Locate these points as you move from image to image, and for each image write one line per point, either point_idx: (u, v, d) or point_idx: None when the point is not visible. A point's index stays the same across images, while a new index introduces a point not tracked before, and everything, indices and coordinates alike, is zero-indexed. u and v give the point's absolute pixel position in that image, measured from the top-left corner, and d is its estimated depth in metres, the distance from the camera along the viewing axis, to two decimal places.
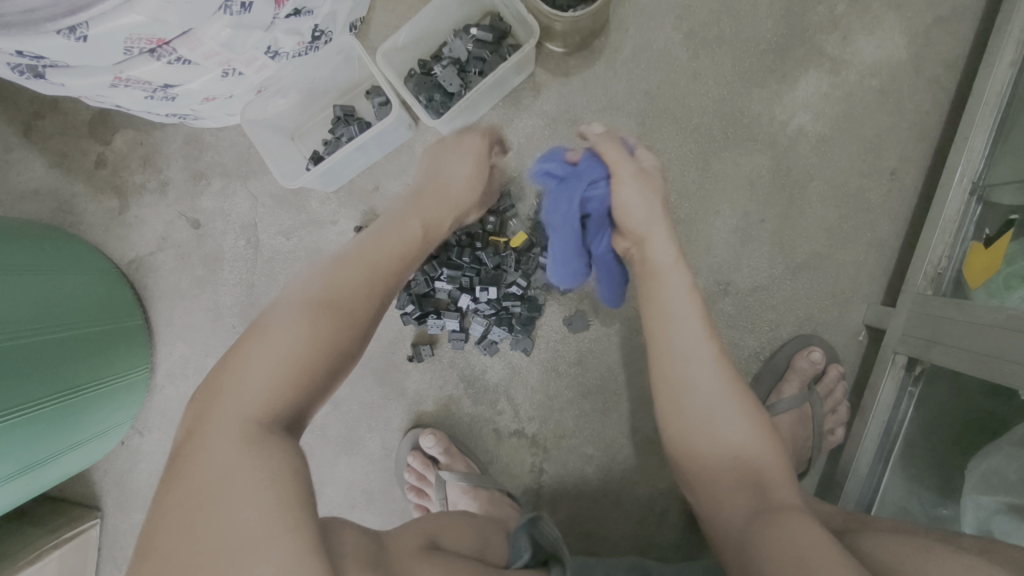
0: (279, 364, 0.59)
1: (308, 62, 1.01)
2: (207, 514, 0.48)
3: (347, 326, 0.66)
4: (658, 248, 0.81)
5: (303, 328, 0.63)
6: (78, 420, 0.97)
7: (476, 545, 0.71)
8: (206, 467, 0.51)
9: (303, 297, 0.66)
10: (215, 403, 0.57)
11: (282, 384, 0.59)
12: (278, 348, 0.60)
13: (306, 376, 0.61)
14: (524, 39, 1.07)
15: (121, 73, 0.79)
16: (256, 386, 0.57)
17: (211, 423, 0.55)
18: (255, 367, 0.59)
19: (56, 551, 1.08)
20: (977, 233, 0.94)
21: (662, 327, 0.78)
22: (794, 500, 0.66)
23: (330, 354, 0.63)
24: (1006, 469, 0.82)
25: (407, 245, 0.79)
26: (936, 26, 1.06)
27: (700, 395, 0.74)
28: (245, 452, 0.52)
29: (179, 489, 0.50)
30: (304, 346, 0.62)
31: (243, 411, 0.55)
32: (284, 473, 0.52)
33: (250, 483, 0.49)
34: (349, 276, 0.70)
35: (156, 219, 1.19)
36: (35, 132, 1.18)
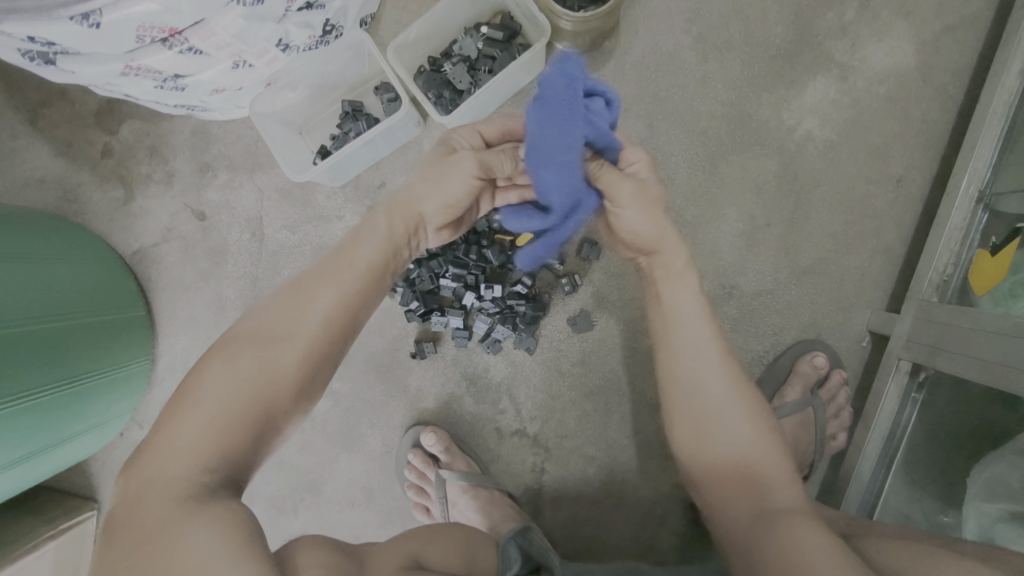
0: (214, 412, 0.56)
1: (318, 56, 1.01)
2: (154, 551, 0.47)
3: (294, 365, 0.61)
4: (671, 256, 0.78)
5: (242, 371, 0.59)
6: (78, 410, 0.97)
7: (464, 561, 0.70)
8: (149, 511, 0.50)
9: (253, 337, 0.62)
10: (156, 447, 0.54)
11: (219, 432, 0.55)
12: (217, 393, 0.57)
13: (246, 421, 0.57)
14: (534, 38, 1.07)
15: (132, 62, 0.79)
16: (190, 434, 0.54)
17: (151, 470, 0.53)
18: (190, 416, 0.55)
19: (52, 542, 1.07)
20: (983, 240, 0.94)
21: (671, 327, 0.77)
22: (798, 505, 0.66)
23: (274, 396, 0.59)
24: (1009, 477, 0.82)
25: (379, 258, 0.70)
26: (945, 34, 1.06)
27: (711, 401, 0.73)
28: (188, 500, 0.51)
29: (126, 531, 0.50)
30: (244, 392, 0.57)
31: (182, 459, 0.53)
32: (233, 514, 0.51)
33: (190, 526, 0.48)
34: (305, 308, 0.64)
35: (161, 210, 1.18)
36: (41, 121, 1.18)
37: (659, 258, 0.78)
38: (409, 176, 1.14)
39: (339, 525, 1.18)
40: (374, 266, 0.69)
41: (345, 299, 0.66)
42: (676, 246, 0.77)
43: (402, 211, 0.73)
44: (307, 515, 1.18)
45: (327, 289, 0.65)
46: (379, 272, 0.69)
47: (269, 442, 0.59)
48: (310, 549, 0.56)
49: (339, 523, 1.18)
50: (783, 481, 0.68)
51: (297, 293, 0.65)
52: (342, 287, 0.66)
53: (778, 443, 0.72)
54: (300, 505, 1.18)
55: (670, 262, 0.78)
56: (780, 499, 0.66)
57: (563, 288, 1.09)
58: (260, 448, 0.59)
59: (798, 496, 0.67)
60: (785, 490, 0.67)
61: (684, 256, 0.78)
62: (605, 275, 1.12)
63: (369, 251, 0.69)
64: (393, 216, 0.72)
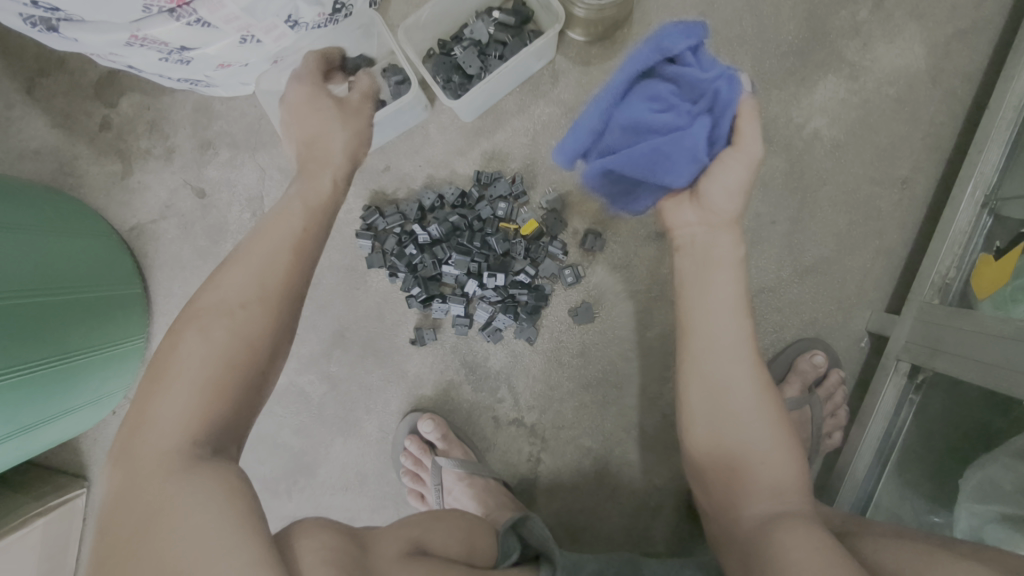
0: (199, 380, 0.57)
1: (326, 35, 0.99)
2: (155, 525, 0.48)
3: (265, 323, 0.62)
4: (724, 240, 0.77)
5: (215, 338, 0.59)
6: (70, 387, 0.95)
7: (463, 548, 0.70)
8: (148, 491, 0.50)
9: (215, 298, 0.62)
10: (141, 429, 0.55)
11: (204, 400, 0.56)
12: (196, 360, 0.58)
13: (229, 385, 0.58)
14: (546, 26, 1.06)
15: (138, 32, 0.76)
16: (179, 405, 0.55)
17: (145, 446, 0.53)
18: (174, 385, 0.56)
19: (40, 519, 1.06)
20: (986, 245, 0.95)
21: (709, 321, 0.75)
22: (801, 509, 0.66)
23: (252, 358, 0.60)
24: (1001, 479, 0.83)
25: (320, 206, 0.74)
26: (956, 38, 1.07)
27: (738, 404, 0.72)
28: (182, 474, 0.51)
29: (127, 513, 0.49)
30: (219, 357, 0.59)
31: (176, 433, 0.54)
32: (228, 483, 0.51)
33: (190, 501, 0.49)
34: (265, 262, 0.65)
35: (160, 185, 1.16)
36: (38, 90, 1.15)
37: (713, 237, 0.78)
38: (415, 160, 1.13)
39: (333, 509, 1.17)
40: (315, 221, 0.72)
41: (300, 249, 0.68)
42: (727, 223, 0.78)
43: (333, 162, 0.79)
44: (300, 499, 1.18)
45: (280, 242, 0.67)
46: (321, 220, 0.73)
47: (250, 403, 0.61)
48: (314, 532, 0.56)
49: (333, 507, 1.17)
50: (790, 485, 0.68)
51: (251, 248, 0.66)
52: (295, 241, 0.69)
53: (793, 449, 0.72)
54: (294, 488, 1.18)
55: (724, 247, 0.77)
56: (785, 503, 0.67)
57: (564, 279, 1.08)
58: (243, 418, 0.60)
59: (802, 499, 0.67)
60: (794, 494, 0.68)
61: (734, 252, 0.78)
62: (608, 268, 1.11)
63: (311, 203, 0.73)
64: (330, 172, 0.78)
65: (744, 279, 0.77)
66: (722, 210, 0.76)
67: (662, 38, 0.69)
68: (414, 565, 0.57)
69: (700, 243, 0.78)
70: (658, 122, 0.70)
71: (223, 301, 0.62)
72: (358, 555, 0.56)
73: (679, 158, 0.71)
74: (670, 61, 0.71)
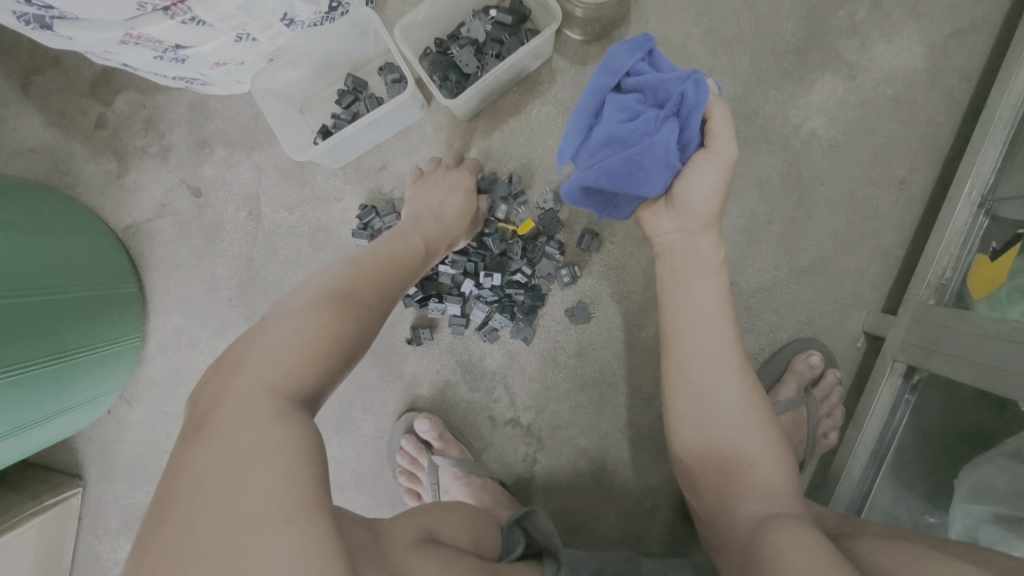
0: (313, 343, 0.60)
1: (322, 33, 0.99)
2: (239, 470, 0.47)
3: (375, 327, 0.69)
4: (705, 244, 0.80)
5: (321, 318, 0.63)
6: (66, 386, 0.95)
7: (472, 539, 0.70)
8: (230, 439, 0.49)
9: (343, 292, 0.68)
10: (236, 378, 0.56)
11: (301, 367, 0.59)
12: (315, 329, 0.62)
13: (330, 362, 0.62)
14: (544, 25, 1.06)
15: (132, 30, 0.76)
16: (288, 358, 0.58)
17: (245, 384, 0.55)
18: (286, 343, 0.59)
19: (34, 519, 1.06)
20: (983, 246, 0.95)
21: (693, 326, 0.78)
22: (794, 509, 0.66)
23: (341, 355, 0.63)
24: (995, 480, 0.82)
25: (412, 258, 0.83)
26: (954, 38, 1.06)
27: (723, 407, 0.74)
28: (275, 419, 0.51)
29: (217, 439, 0.50)
30: (321, 339, 0.61)
31: (277, 379, 0.56)
32: (308, 447, 0.51)
33: (271, 453, 0.48)
34: (385, 277, 0.75)
35: (156, 184, 1.16)
36: (34, 88, 1.15)
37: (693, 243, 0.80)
38: (412, 159, 1.12)
39: None
40: (405, 260, 0.82)
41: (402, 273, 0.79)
42: (709, 228, 0.80)
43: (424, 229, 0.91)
44: None
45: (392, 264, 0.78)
46: (410, 264, 0.82)
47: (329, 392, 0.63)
48: (343, 517, 0.56)
49: None
50: (782, 486, 0.69)
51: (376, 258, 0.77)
52: (401, 264, 0.80)
53: (784, 451, 0.73)
54: None
55: (705, 252, 0.80)
56: (777, 503, 0.67)
57: (561, 279, 1.08)
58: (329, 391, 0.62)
59: (794, 501, 0.68)
60: (784, 494, 0.68)
61: (716, 255, 0.80)
62: (605, 267, 1.11)
63: (401, 248, 0.83)
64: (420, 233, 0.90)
65: (726, 283, 0.80)
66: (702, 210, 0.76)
67: (615, 58, 0.72)
68: (429, 553, 0.57)
69: (682, 247, 0.81)
70: (625, 131, 0.69)
71: (318, 291, 0.67)
72: (372, 542, 0.56)
73: (652, 166, 0.70)
74: (628, 75, 0.73)
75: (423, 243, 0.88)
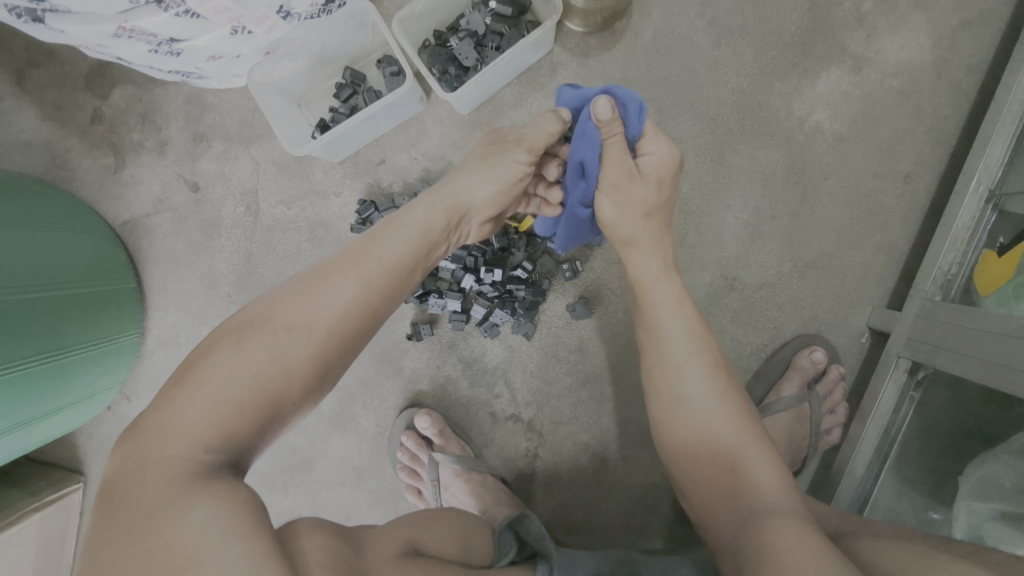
0: (221, 399, 0.54)
1: (319, 25, 0.97)
2: (152, 523, 0.45)
3: (306, 354, 0.59)
4: (640, 260, 0.80)
5: (260, 353, 0.57)
6: (64, 383, 0.95)
7: (460, 548, 0.69)
8: (147, 488, 0.48)
9: (269, 319, 0.60)
10: (154, 428, 0.52)
11: (224, 418, 0.53)
12: (225, 380, 0.55)
13: (247, 411, 0.54)
14: (544, 17, 1.05)
15: (126, 23, 0.74)
16: (193, 415, 0.53)
17: (153, 448, 0.51)
18: (195, 396, 0.54)
19: (35, 515, 1.05)
20: (990, 241, 0.93)
21: (657, 341, 0.78)
22: (791, 507, 0.64)
23: (284, 387, 0.57)
24: (1002, 477, 0.81)
25: (416, 239, 0.71)
26: (962, 29, 1.04)
27: (694, 414, 0.73)
28: (191, 480, 0.48)
29: (124, 507, 0.47)
30: (253, 378, 0.56)
31: (185, 440, 0.51)
32: (231, 493, 0.49)
33: (191, 502, 0.46)
34: (329, 297, 0.62)
35: (153, 179, 1.15)
36: (28, 82, 1.14)
37: (630, 264, 0.81)
38: (411, 153, 1.11)
39: (330, 504, 1.17)
40: (403, 252, 0.69)
41: (372, 286, 0.64)
42: (649, 244, 0.80)
43: (443, 197, 0.75)
44: (297, 495, 1.17)
45: (357, 273, 0.64)
46: (410, 257, 0.69)
47: (269, 436, 0.57)
48: (312, 533, 0.54)
49: (330, 502, 1.17)
50: (774, 485, 0.66)
51: (331, 269, 0.64)
52: (372, 272, 0.65)
53: (771, 450, 0.71)
54: (290, 484, 1.17)
55: (642, 271, 0.80)
56: (769, 501, 0.64)
57: (563, 274, 1.08)
58: (261, 442, 0.56)
59: (790, 497, 0.65)
60: (777, 492, 0.66)
61: (658, 263, 0.80)
62: (607, 263, 1.10)
63: (405, 235, 0.70)
64: (430, 200, 0.75)
65: (680, 285, 0.80)
66: (624, 229, 0.80)
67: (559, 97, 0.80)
68: (410, 567, 0.56)
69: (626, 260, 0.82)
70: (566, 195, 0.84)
71: (267, 316, 0.60)
72: (352, 556, 0.54)
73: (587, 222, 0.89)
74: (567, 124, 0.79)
75: (429, 219, 0.73)
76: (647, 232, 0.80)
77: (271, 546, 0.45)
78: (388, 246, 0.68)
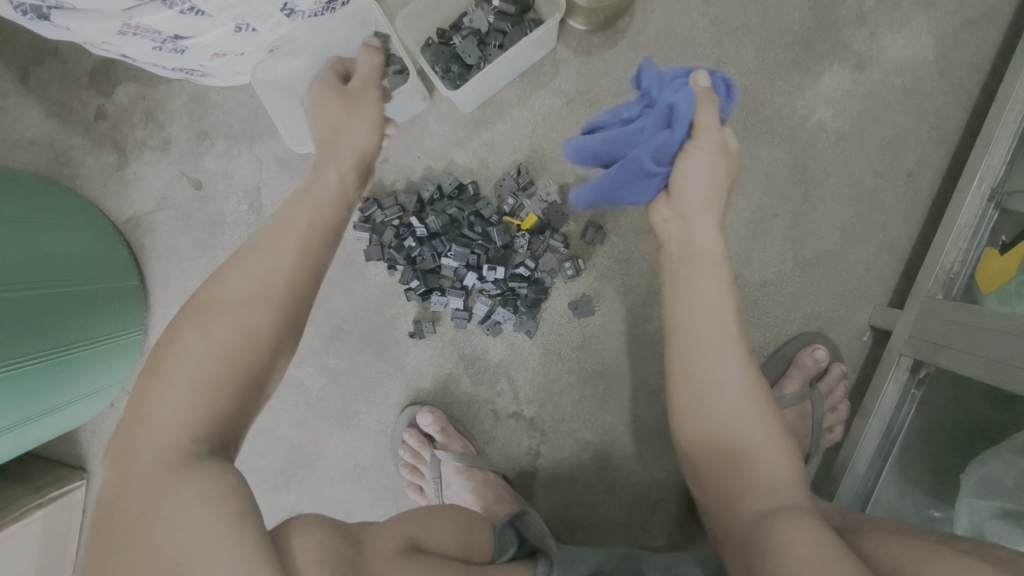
0: (195, 380, 0.55)
1: (323, 23, 0.98)
2: (148, 524, 0.46)
3: (267, 325, 0.61)
4: (699, 232, 0.79)
5: (221, 331, 0.58)
6: (67, 380, 0.95)
7: (461, 545, 0.69)
8: (138, 491, 0.48)
9: (219, 300, 0.61)
10: (137, 425, 0.53)
11: (201, 398, 0.55)
12: (193, 361, 0.56)
13: (226, 386, 0.56)
14: (547, 14, 1.05)
15: (131, 21, 0.74)
16: (172, 404, 0.54)
17: (139, 446, 0.51)
18: (168, 385, 0.55)
19: (39, 511, 1.06)
20: (992, 239, 0.93)
21: (693, 321, 0.76)
22: (799, 503, 0.64)
23: (255, 357, 0.59)
24: (1003, 475, 0.82)
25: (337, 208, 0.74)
26: (964, 28, 1.05)
27: (727, 397, 0.72)
28: (181, 474, 0.49)
29: (120, 510, 0.48)
30: (220, 353, 0.57)
31: (170, 431, 0.52)
32: (221, 487, 0.49)
33: (181, 502, 0.47)
34: (268, 262, 0.64)
35: (156, 176, 1.15)
36: (32, 80, 1.14)
37: (689, 233, 0.79)
38: (414, 151, 1.11)
39: (333, 501, 1.17)
40: (329, 218, 0.72)
41: (307, 253, 0.66)
42: (711, 212, 0.78)
43: (342, 155, 0.80)
44: (299, 492, 1.18)
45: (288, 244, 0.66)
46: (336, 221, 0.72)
47: (252, 404, 0.59)
48: (303, 532, 0.54)
49: (332, 499, 1.17)
50: (787, 480, 0.67)
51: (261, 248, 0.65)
52: (303, 240, 0.67)
53: (789, 446, 0.71)
54: (293, 481, 1.18)
55: (701, 243, 0.78)
56: (781, 497, 0.65)
57: (565, 273, 1.07)
58: (244, 417, 0.58)
59: (799, 493, 0.66)
60: (789, 488, 0.66)
61: (716, 245, 0.79)
62: (609, 261, 1.10)
63: (318, 201, 0.73)
64: (336, 161, 0.80)
65: (730, 276, 0.79)
66: (694, 195, 0.77)
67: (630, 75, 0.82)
68: (409, 562, 0.56)
69: (678, 231, 0.80)
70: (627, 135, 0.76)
71: (214, 298, 0.61)
72: (351, 554, 0.54)
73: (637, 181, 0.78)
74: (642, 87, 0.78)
75: (335, 179, 0.78)
76: (714, 208, 0.79)
77: (261, 542, 0.46)
78: (306, 217, 0.70)
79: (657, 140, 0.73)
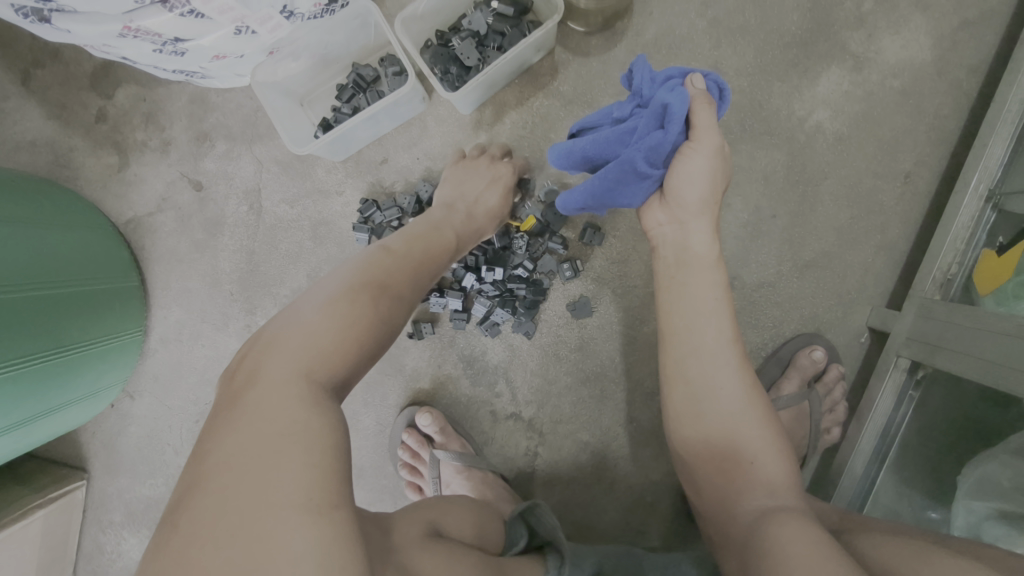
0: (331, 341, 0.60)
1: (322, 26, 0.98)
2: (262, 457, 0.48)
3: (388, 314, 0.68)
4: (694, 236, 0.80)
5: (354, 306, 0.64)
6: (68, 380, 0.95)
7: (477, 531, 0.70)
8: (261, 418, 0.51)
9: (363, 283, 0.68)
10: (265, 360, 0.57)
11: (327, 356, 0.59)
12: (327, 322, 0.61)
13: (348, 355, 0.61)
14: (546, 16, 1.05)
15: (131, 23, 0.75)
16: (303, 345, 0.58)
17: (259, 382, 0.55)
18: (303, 335, 0.60)
19: (41, 511, 1.07)
20: (989, 240, 0.94)
21: (688, 326, 0.77)
22: (796, 505, 0.64)
23: (372, 343, 0.64)
24: (999, 476, 0.81)
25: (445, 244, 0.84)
26: (962, 29, 1.05)
27: (722, 402, 0.73)
28: (299, 416, 0.51)
29: (237, 431, 0.50)
30: (354, 330, 0.62)
31: (295, 372, 0.56)
32: (329, 447, 0.51)
33: (295, 450, 0.48)
34: (399, 269, 0.73)
35: (156, 178, 1.16)
36: (33, 81, 1.15)
37: (686, 237, 0.80)
38: (413, 152, 1.12)
39: None
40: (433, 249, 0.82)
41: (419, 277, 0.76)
42: (704, 212, 0.79)
43: (459, 207, 0.93)
44: None
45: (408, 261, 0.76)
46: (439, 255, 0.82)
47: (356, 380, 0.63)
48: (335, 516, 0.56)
49: None
50: (783, 483, 0.67)
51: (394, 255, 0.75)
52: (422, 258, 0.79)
53: (784, 449, 0.72)
54: None
55: (696, 248, 0.80)
56: (777, 498, 0.65)
57: (563, 274, 1.08)
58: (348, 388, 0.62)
59: (795, 496, 0.66)
60: (785, 490, 0.66)
61: (713, 249, 0.80)
62: (607, 262, 1.10)
63: (437, 233, 0.85)
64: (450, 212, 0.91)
65: (725, 279, 0.80)
66: (690, 197, 0.78)
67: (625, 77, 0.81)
68: (434, 546, 0.57)
69: (676, 234, 0.81)
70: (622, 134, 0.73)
71: (348, 281, 0.68)
72: (380, 535, 0.55)
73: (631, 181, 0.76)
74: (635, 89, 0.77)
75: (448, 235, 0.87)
76: (706, 211, 0.80)
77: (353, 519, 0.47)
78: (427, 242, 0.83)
79: (649, 140, 0.70)
